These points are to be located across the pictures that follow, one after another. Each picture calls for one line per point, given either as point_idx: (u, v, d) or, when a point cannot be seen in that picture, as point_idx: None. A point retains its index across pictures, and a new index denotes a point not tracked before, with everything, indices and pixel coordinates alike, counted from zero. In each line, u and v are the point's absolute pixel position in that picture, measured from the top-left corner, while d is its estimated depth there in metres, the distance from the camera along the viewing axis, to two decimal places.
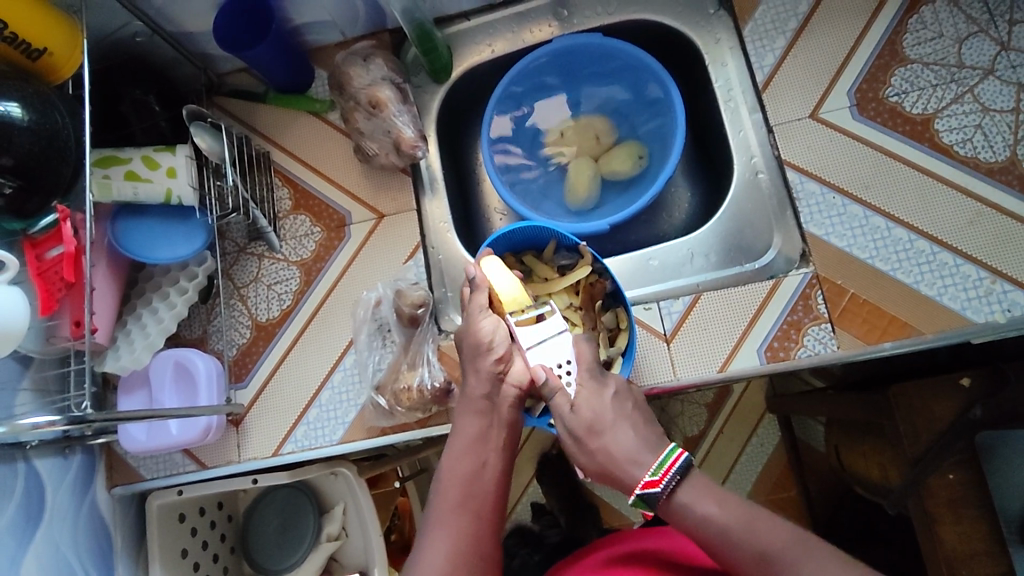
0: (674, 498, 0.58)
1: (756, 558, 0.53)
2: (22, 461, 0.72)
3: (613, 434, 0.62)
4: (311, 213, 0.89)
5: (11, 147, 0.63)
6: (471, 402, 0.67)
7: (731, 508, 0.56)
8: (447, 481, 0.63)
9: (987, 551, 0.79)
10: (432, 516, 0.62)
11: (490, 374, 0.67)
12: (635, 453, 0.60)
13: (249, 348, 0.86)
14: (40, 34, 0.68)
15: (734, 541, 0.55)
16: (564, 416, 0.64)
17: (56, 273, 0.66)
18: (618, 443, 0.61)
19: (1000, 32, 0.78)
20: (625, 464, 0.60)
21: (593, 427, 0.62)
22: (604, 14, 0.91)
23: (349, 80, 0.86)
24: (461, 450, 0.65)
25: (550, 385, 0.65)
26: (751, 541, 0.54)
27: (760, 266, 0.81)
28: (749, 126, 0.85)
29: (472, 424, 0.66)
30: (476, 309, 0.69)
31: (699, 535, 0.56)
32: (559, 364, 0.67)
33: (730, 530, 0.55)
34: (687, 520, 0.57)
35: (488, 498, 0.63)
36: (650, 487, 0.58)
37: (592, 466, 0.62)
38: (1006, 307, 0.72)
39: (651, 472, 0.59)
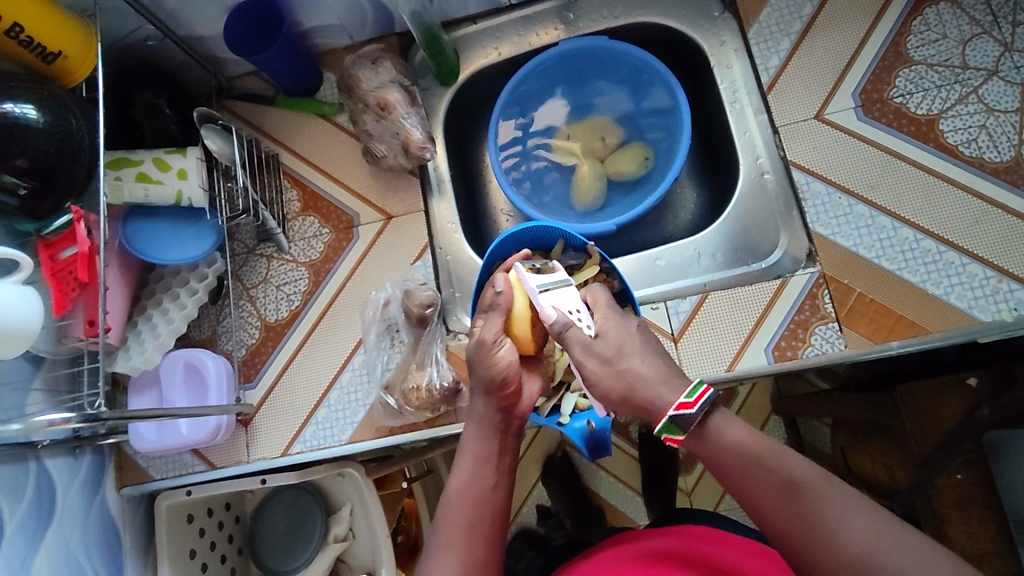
0: (706, 424, 0.57)
1: (780, 485, 0.53)
2: (33, 460, 0.72)
3: (641, 358, 0.60)
4: (319, 215, 0.90)
5: (26, 148, 0.64)
6: (478, 423, 0.66)
7: (759, 437, 0.56)
8: (455, 504, 0.63)
9: (996, 551, 0.79)
10: (441, 537, 0.62)
11: (499, 404, 0.66)
12: (665, 377, 0.59)
13: (258, 349, 0.87)
14: (55, 37, 0.69)
15: (763, 465, 0.54)
16: (586, 346, 0.61)
17: (71, 273, 0.67)
18: (647, 366, 0.60)
19: (1004, 33, 0.79)
20: (655, 384, 0.58)
21: (618, 351, 0.61)
22: (609, 18, 0.92)
23: (358, 83, 0.87)
24: (467, 473, 0.64)
25: (562, 321, 0.63)
26: (782, 467, 0.54)
27: (768, 265, 0.82)
28: (755, 127, 0.86)
29: (477, 445, 0.65)
30: (490, 336, 0.66)
31: (728, 463, 0.56)
32: (572, 309, 0.64)
33: (761, 456, 0.55)
34: (716, 446, 0.56)
35: (494, 522, 0.63)
36: (683, 409, 0.56)
37: (615, 390, 0.60)
38: (1013, 305, 0.72)
39: (685, 395, 0.57)
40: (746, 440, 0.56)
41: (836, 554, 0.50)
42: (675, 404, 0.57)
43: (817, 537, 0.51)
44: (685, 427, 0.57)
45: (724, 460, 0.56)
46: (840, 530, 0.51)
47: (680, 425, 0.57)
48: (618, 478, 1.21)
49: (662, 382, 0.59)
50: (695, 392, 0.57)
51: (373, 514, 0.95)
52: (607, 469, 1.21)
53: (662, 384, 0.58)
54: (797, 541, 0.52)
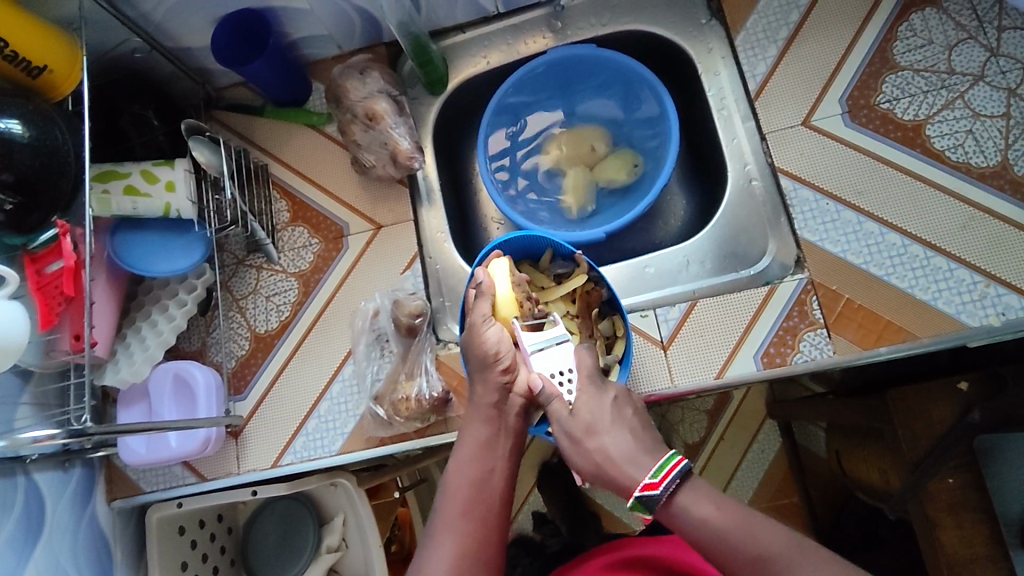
0: (673, 501, 0.58)
1: (750, 560, 0.53)
2: (22, 474, 0.72)
3: (611, 436, 0.63)
4: (309, 225, 0.90)
5: (11, 164, 0.64)
6: (479, 408, 0.69)
7: (727, 510, 0.56)
8: (456, 486, 0.65)
9: (987, 555, 0.79)
10: (442, 516, 0.64)
11: (498, 386, 0.68)
12: (633, 456, 0.61)
13: (248, 360, 0.86)
14: (40, 51, 0.69)
15: (732, 543, 0.54)
16: (562, 420, 0.65)
17: (56, 287, 0.66)
18: (617, 445, 0.62)
19: (989, 38, 0.79)
20: (622, 464, 0.61)
21: (589, 428, 0.64)
22: (597, 26, 0.92)
23: (346, 94, 0.87)
24: (469, 456, 0.66)
25: (547, 391, 0.67)
26: (751, 543, 0.54)
27: (756, 272, 0.82)
28: (742, 134, 0.86)
29: (480, 429, 0.68)
30: (480, 319, 0.70)
31: (699, 540, 0.56)
32: (560, 373, 0.68)
33: (729, 533, 0.55)
34: (685, 524, 0.57)
35: (494, 504, 0.65)
36: (648, 490, 0.58)
37: (587, 468, 0.63)
38: (1001, 310, 0.72)
39: (651, 474, 0.59)
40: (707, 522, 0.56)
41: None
42: (640, 486, 0.59)
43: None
44: (652, 505, 0.59)
45: (695, 538, 0.56)
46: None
47: (648, 505, 0.59)
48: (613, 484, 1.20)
49: (629, 461, 0.61)
50: (659, 472, 0.59)
51: (366, 524, 0.95)
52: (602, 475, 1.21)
53: (631, 463, 0.61)
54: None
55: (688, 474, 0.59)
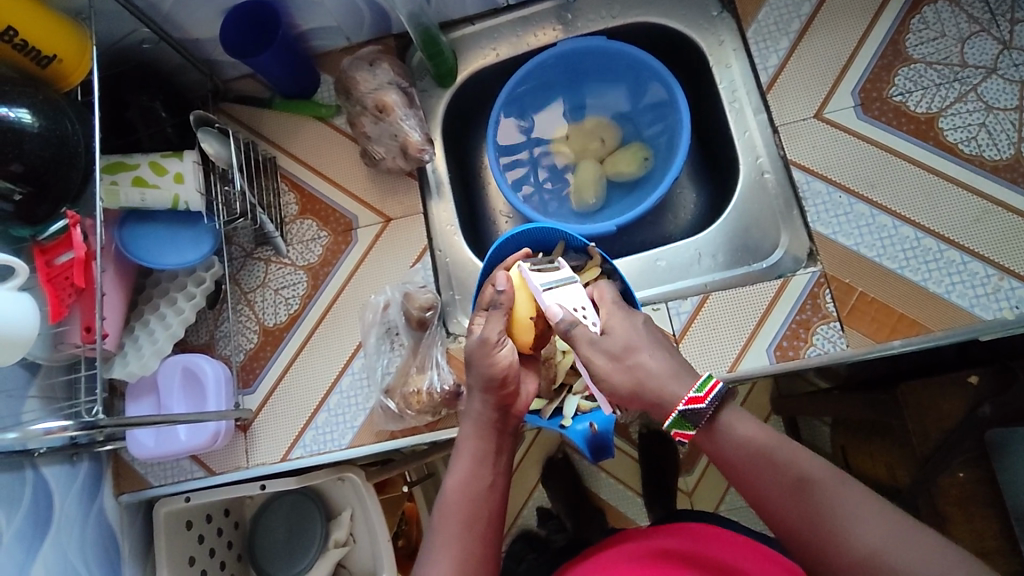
0: (716, 420, 0.56)
1: (791, 480, 0.52)
2: (30, 468, 0.71)
3: (649, 353, 0.60)
4: (317, 218, 0.89)
5: (21, 154, 0.63)
6: (476, 421, 0.65)
7: (770, 433, 0.55)
8: (452, 503, 0.61)
9: (998, 549, 0.79)
10: (437, 536, 0.59)
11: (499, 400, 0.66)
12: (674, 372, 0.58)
13: (257, 354, 0.86)
14: (49, 41, 0.68)
15: (774, 462, 0.53)
16: (594, 341, 0.61)
17: (66, 278, 0.66)
18: (656, 361, 0.59)
19: (1002, 31, 0.79)
20: (666, 379, 0.57)
21: (627, 346, 0.60)
22: (607, 18, 0.92)
23: (356, 85, 0.86)
24: (464, 472, 0.62)
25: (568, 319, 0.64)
26: (793, 465, 0.52)
27: (769, 265, 0.81)
28: (754, 127, 0.85)
29: (474, 444, 0.64)
30: (494, 334, 0.66)
31: (736, 459, 0.55)
32: (578, 307, 0.65)
33: (771, 450, 0.54)
34: (724, 442, 0.55)
35: (492, 521, 0.61)
36: (694, 404, 0.56)
37: (625, 386, 0.59)
38: (1014, 304, 0.72)
39: (695, 388, 0.56)
40: (749, 440, 0.54)
41: (846, 550, 0.49)
42: (684, 399, 0.56)
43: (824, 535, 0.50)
44: (695, 421, 0.56)
45: (732, 457, 0.55)
46: (852, 528, 0.49)
47: (691, 421, 0.56)
48: (618, 479, 1.21)
49: (670, 376, 0.58)
50: (705, 386, 0.56)
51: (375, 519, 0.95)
52: (608, 471, 1.22)
53: (670, 380, 0.57)
54: (805, 540, 0.51)
55: (728, 397, 0.57)
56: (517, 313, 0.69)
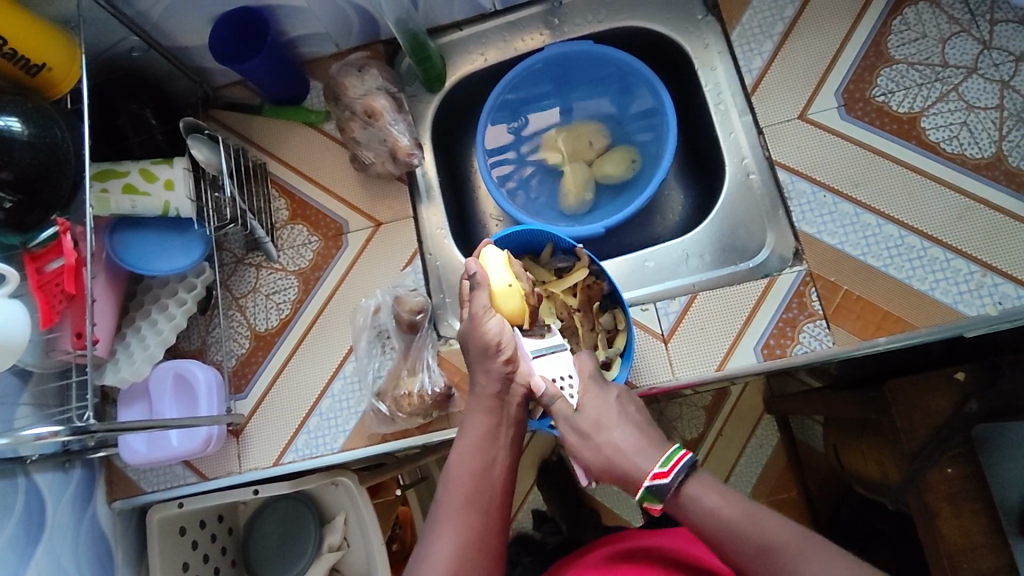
0: (680, 490, 0.60)
1: (756, 549, 0.55)
2: (23, 476, 0.72)
3: (620, 431, 0.65)
4: (308, 223, 0.90)
5: (11, 161, 0.64)
6: (478, 399, 0.68)
7: (733, 500, 0.58)
8: (459, 478, 0.64)
9: (987, 544, 0.79)
10: (442, 512, 0.63)
11: (500, 374, 0.67)
12: (641, 448, 0.63)
13: (249, 359, 0.86)
14: (38, 50, 0.68)
15: (739, 530, 0.56)
16: (568, 418, 0.66)
17: (57, 286, 0.66)
18: (624, 439, 0.64)
19: (982, 31, 0.80)
20: (632, 455, 0.63)
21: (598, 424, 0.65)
22: (594, 22, 0.93)
23: (344, 91, 0.87)
24: (471, 448, 0.66)
25: (550, 393, 0.67)
26: (757, 531, 0.55)
27: (755, 265, 0.82)
28: (739, 128, 0.86)
29: (482, 422, 0.67)
30: (481, 310, 0.68)
31: (706, 528, 0.58)
32: (561, 377, 0.69)
33: (737, 522, 0.56)
34: (690, 512, 0.59)
35: (496, 495, 0.64)
36: (660, 479, 0.60)
37: (594, 462, 0.65)
38: (997, 300, 0.73)
39: (661, 464, 0.61)
40: (713, 511, 0.57)
41: None
42: (651, 474, 0.60)
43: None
44: (662, 496, 0.60)
45: (700, 525, 0.58)
46: None
47: (657, 494, 0.60)
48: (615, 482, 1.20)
49: (638, 452, 0.63)
50: (668, 461, 0.61)
51: (369, 523, 0.95)
52: None
53: (640, 455, 0.62)
54: None
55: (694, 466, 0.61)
56: (494, 286, 0.69)
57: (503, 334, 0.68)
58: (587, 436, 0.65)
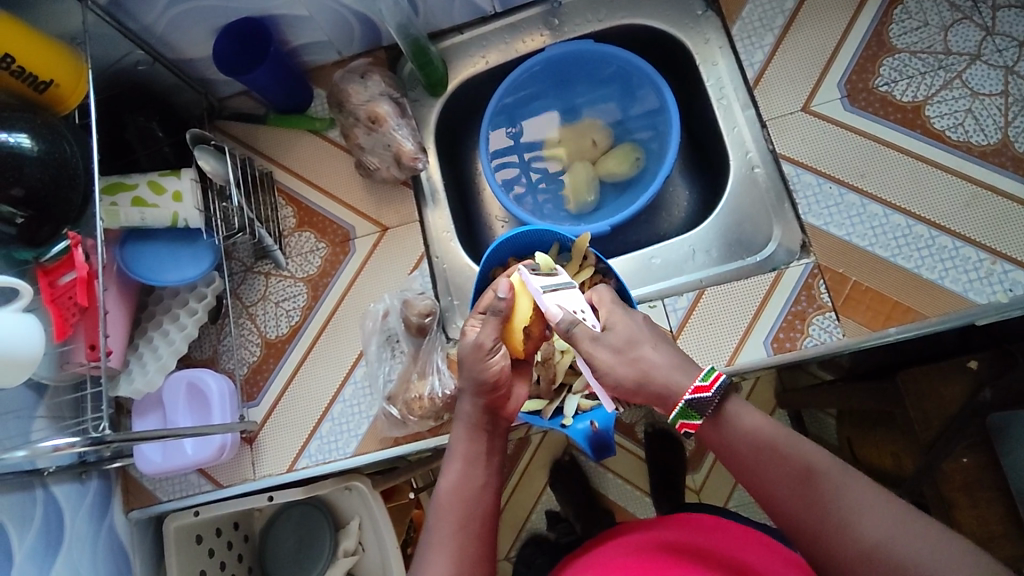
0: (720, 411, 0.58)
1: (803, 471, 0.54)
2: (40, 487, 0.72)
3: (652, 346, 0.61)
4: (315, 230, 0.90)
5: (22, 177, 0.64)
6: (466, 422, 0.67)
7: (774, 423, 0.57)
8: (447, 500, 0.63)
9: (1004, 533, 0.79)
10: (433, 538, 0.61)
11: (486, 406, 0.67)
12: (672, 367, 0.59)
13: (260, 366, 0.87)
14: (45, 66, 0.69)
15: (780, 452, 0.55)
16: (596, 337, 0.62)
17: (70, 298, 0.67)
18: (660, 355, 0.60)
19: (984, 18, 0.80)
20: (667, 372, 0.59)
21: (629, 340, 0.61)
22: (594, 21, 0.93)
23: (348, 98, 0.88)
24: (459, 470, 0.64)
25: (568, 319, 0.63)
26: (797, 455, 0.55)
27: (762, 259, 0.82)
28: (743, 122, 0.86)
29: (466, 446, 0.66)
30: (488, 341, 0.66)
31: (747, 449, 0.56)
32: (577, 309, 0.65)
33: (778, 442, 0.55)
34: (727, 430, 0.57)
35: (485, 520, 0.63)
36: (699, 393, 0.57)
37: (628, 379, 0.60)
38: (1008, 287, 0.73)
39: (700, 378, 0.58)
40: (765, 428, 0.57)
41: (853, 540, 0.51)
42: (693, 386, 0.57)
43: (827, 518, 0.53)
44: (702, 411, 0.57)
45: (738, 445, 0.57)
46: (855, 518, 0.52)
47: (698, 410, 0.57)
48: (626, 479, 1.19)
49: (674, 369, 0.59)
50: (709, 376, 0.58)
51: (383, 526, 0.95)
52: (613, 471, 1.20)
53: (674, 370, 0.59)
54: (814, 536, 0.53)
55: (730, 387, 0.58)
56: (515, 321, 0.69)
57: (503, 371, 0.66)
58: (621, 352, 0.61)
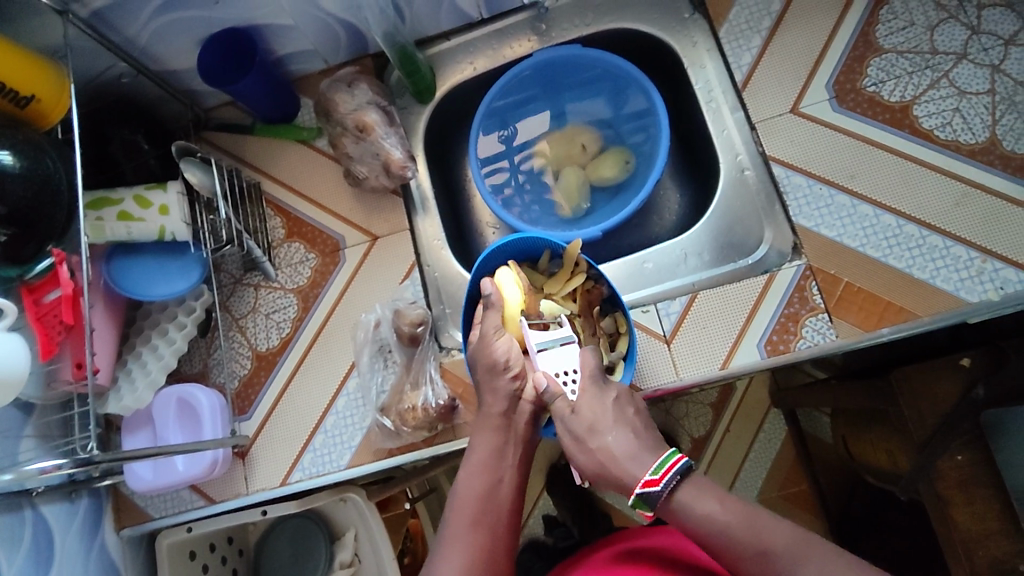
0: (673, 499, 0.58)
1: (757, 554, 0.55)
2: (29, 508, 0.71)
3: (613, 435, 0.62)
4: (305, 240, 0.89)
5: (4, 195, 0.63)
6: (486, 417, 0.69)
7: (730, 507, 0.57)
8: (464, 495, 0.65)
9: (1001, 530, 0.78)
10: (447, 532, 0.63)
11: (507, 393, 0.68)
12: (635, 453, 0.60)
13: (251, 379, 0.86)
14: (26, 82, 0.68)
15: (736, 539, 0.55)
16: (564, 419, 0.64)
17: (55, 316, 0.66)
18: (619, 443, 0.61)
19: (970, 17, 0.80)
20: (624, 460, 0.60)
21: (592, 427, 0.62)
22: (581, 26, 0.93)
23: (336, 107, 0.87)
24: (479, 465, 0.66)
25: (551, 391, 0.65)
26: (753, 540, 0.55)
27: (754, 261, 0.81)
28: (732, 125, 0.86)
29: (490, 439, 0.68)
30: (490, 330, 0.70)
31: (704, 536, 0.57)
32: (562, 372, 0.66)
33: (734, 528, 0.56)
34: (685, 519, 0.58)
35: (503, 516, 0.65)
36: (649, 487, 0.58)
37: (589, 467, 0.62)
38: (999, 285, 0.73)
39: (650, 472, 0.59)
40: (717, 514, 0.57)
41: None
42: (642, 483, 0.58)
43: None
44: (653, 503, 0.59)
45: (695, 533, 0.57)
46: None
47: (649, 501, 0.59)
48: None
49: (631, 458, 0.60)
50: (660, 469, 0.59)
51: (378, 536, 0.95)
52: None
53: (632, 461, 0.60)
54: None
55: (687, 472, 0.59)
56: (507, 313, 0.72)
57: (510, 352, 0.69)
58: (582, 441, 0.62)
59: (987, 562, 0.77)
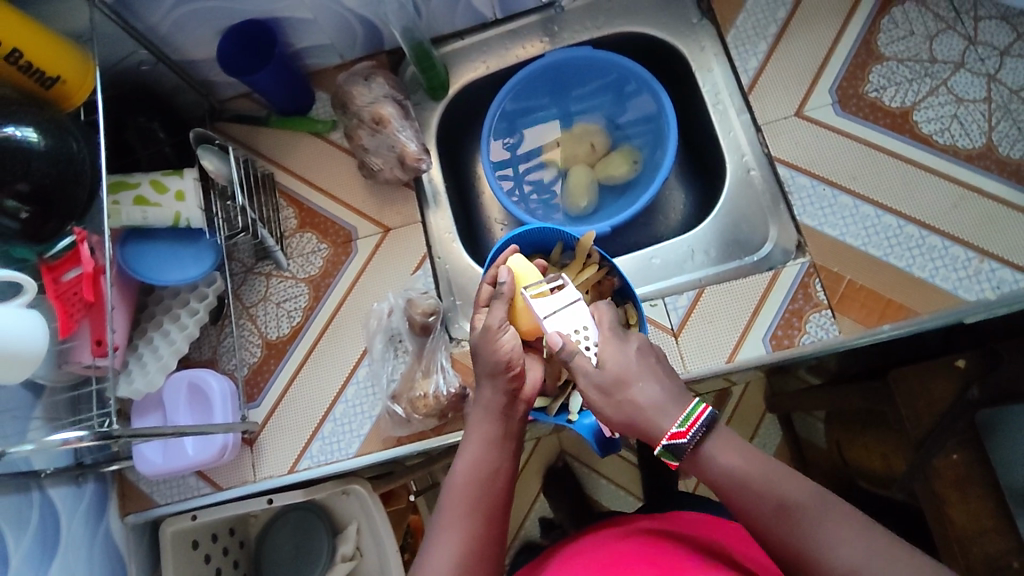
0: (698, 450, 0.59)
1: (777, 507, 0.56)
2: (37, 489, 0.71)
3: (640, 384, 0.61)
4: (317, 231, 0.90)
5: (28, 172, 0.64)
6: (486, 406, 0.68)
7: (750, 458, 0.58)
8: (460, 483, 0.64)
9: (995, 528, 0.79)
10: (442, 520, 0.62)
11: (505, 388, 0.68)
12: (662, 405, 0.60)
13: (261, 367, 0.87)
14: (52, 63, 0.69)
15: (754, 489, 0.56)
16: (588, 375, 0.62)
17: (75, 294, 0.68)
18: (645, 394, 0.60)
19: (967, 28, 0.84)
20: (653, 415, 0.60)
21: (618, 379, 0.61)
22: (592, 28, 0.95)
23: (352, 99, 0.88)
24: (477, 452, 0.66)
25: (567, 347, 0.65)
26: (772, 491, 0.56)
27: (760, 258, 0.84)
28: (738, 127, 0.88)
29: (488, 428, 0.67)
30: (496, 322, 0.70)
31: (725, 486, 0.58)
32: (577, 329, 0.67)
33: (753, 479, 0.57)
34: (711, 469, 0.58)
35: (497, 504, 0.64)
36: (677, 439, 0.58)
37: (616, 419, 0.62)
38: (995, 285, 0.76)
39: (678, 423, 0.59)
40: (736, 466, 0.58)
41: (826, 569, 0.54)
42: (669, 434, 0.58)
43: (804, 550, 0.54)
44: (679, 453, 0.59)
45: (718, 483, 0.58)
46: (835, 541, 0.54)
47: (675, 453, 0.59)
48: (619, 483, 1.20)
49: (659, 410, 0.60)
50: (687, 421, 0.59)
51: (382, 531, 0.95)
52: (607, 476, 1.20)
53: (664, 412, 0.59)
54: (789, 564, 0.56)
55: (713, 422, 0.59)
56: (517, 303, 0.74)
57: (515, 349, 0.69)
58: (609, 392, 0.61)
59: (982, 560, 0.78)
